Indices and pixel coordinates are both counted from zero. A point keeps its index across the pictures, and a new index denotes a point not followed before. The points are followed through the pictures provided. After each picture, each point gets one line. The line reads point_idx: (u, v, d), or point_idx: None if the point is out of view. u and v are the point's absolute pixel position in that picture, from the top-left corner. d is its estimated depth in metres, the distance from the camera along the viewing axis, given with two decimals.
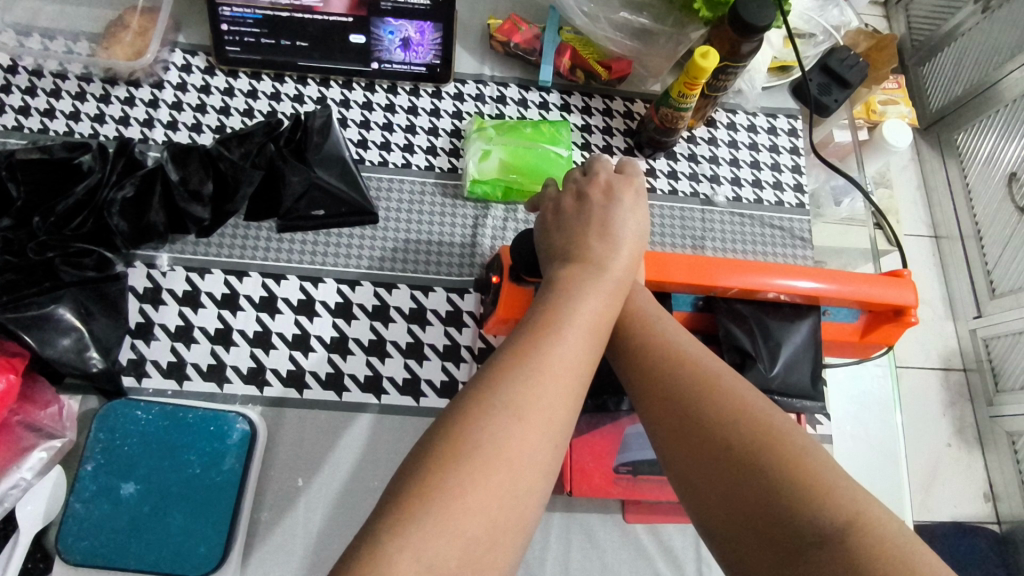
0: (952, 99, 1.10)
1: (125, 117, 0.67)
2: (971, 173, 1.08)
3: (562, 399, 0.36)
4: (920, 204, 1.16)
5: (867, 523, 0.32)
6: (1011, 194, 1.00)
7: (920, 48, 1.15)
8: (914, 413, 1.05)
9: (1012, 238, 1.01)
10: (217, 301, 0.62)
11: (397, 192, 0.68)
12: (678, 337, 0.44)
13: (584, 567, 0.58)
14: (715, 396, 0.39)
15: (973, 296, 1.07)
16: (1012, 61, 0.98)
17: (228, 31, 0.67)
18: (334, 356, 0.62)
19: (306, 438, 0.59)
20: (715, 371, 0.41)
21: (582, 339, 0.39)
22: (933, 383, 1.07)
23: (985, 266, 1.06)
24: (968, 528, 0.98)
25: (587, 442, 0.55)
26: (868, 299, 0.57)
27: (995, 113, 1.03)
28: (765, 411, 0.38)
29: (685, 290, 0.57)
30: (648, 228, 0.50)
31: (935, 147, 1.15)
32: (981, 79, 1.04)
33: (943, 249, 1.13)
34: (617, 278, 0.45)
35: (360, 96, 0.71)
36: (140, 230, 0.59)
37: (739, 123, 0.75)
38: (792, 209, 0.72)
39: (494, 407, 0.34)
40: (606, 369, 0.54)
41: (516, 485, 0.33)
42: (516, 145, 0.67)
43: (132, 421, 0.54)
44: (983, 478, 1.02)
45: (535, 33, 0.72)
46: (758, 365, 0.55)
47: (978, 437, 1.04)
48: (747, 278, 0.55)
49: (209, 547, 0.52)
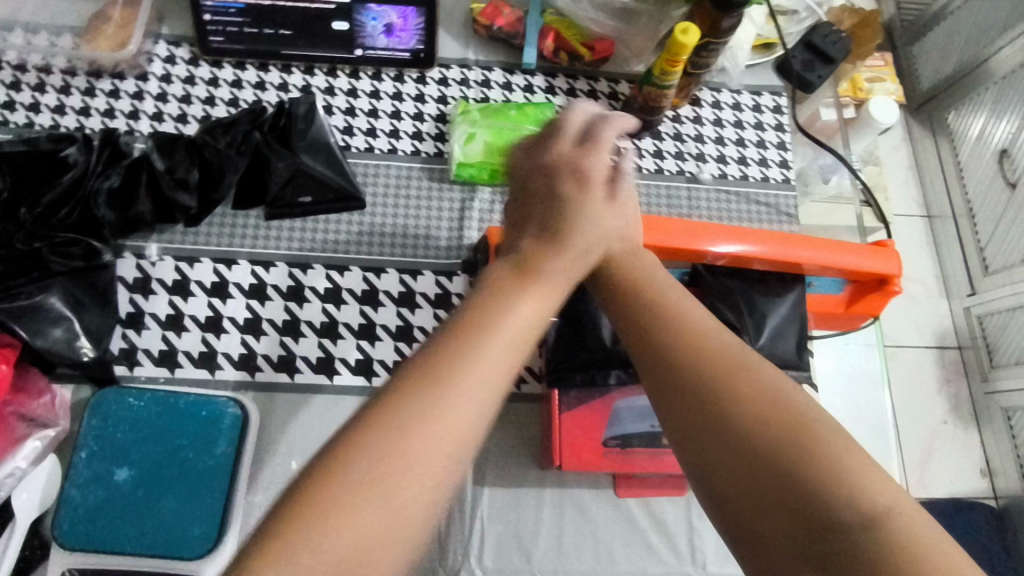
0: (943, 78, 1.10)
1: (110, 110, 0.67)
2: (963, 151, 1.09)
3: (479, 411, 0.31)
4: (912, 183, 1.15)
5: (887, 510, 0.29)
6: (1002, 170, 1.01)
7: (909, 28, 1.16)
8: (904, 392, 1.03)
9: (1004, 214, 1.01)
10: (206, 289, 0.63)
11: (384, 177, 0.68)
12: (658, 292, 0.39)
13: (577, 541, 0.59)
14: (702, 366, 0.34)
15: (967, 275, 1.06)
16: (1002, 37, 0.99)
17: (211, 21, 0.68)
18: (324, 341, 0.62)
19: (299, 421, 0.60)
20: (698, 329, 0.36)
21: (513, 343, 0.34)
22: (927, 361, 1.05)
23: (978, 243, 1.06)
24: (966, 504, 0.96)
25: (576, 417, 0.55)
26: (856, 269, 0.57)
27: (985, 91, 1.04)
28: (754, 374, 0.34)
29: (679, 257, 0.56)
30: (610, 213, 0.44)
31: (925, 126, 1.15)
32: (971, 58, 1.04)
33: (937, 228, 1.12)
34: (564, 274, 0.40)
35: (345, 83, 0.71)
36: (128, 219, 0.59)
37: (723, 101, 0.75)
38: (778, 185, 0.72)
39: (406, 411, 0.30)
40: (594, 344, 0.55)
41: (412, 506, 0.28)
42: (502, 128, 0.68)
43: (124, 408, 0.55)
44: (980, 454, 1.01)
45: (518, 16, 0.72)
46: (743, 337, 0.56)
47: (973, 414, 1.03)
48: (739, 248, 0.56)
49: (205, 528, 0.53)
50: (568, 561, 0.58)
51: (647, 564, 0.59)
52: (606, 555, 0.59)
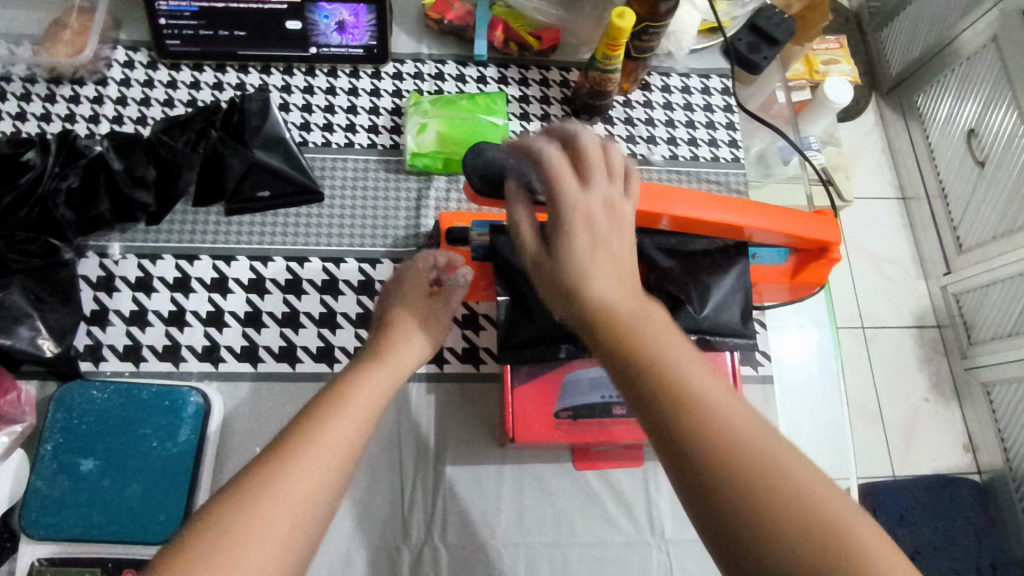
0: (910, 61, 1.12)
1: (71, 115, 0.69)
2: (932, 132, 1.09)
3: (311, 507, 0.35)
4: (886, 167, 1.16)
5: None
6: (971, 150, 1.00)
7: (875, 15, 1.20)
8: (888, 371, 1.05)
9: (974, 194, 1.01)
10: (170, 284, 0.64)
11: (342, 170, 0.70)
12: (672, 342, 0.36)
13: (538, 514, 0.61)
14: (720, 436, 0.31)
15: (942, 253, 1.07)
16: (964, 19, 1.00)
17: (167, 26, 0.69)
18: (286, 330, 0.64)
19: (261, 408, 0.61)
20: (716, 399, 0.33)
21: (346, 444, 0.38)
22: (908, 341, 1.06)
23: (951, 221, 1.05)
24: (950, 479, 0.98)
25: (528, 392, 0.57)
26: (800, 235, 0.59)
27: (952, 70, 1.04)
28: (778, 458, 0.31)
29: (637, 218, 0.57)
30: (432, 329, 0.54)
31: (895, 111, 1.17)
32: (940, 36, 1.05)
33: (911, 210, 1.13)
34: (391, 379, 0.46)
35: (301, 81, 0.73)
36: (87, 219, 0.61)
37: (673, 85, 0.77)
38: (727, 164, 0.74)
39: (241, 514, 0.33)
40: (544, 321, 0.56)
41: None
42: (453, 117, 0.69)
43: (88, 401, 0.56)
44: (962, 433, 1.01)
45: (468, 10, 0.74)
46: (688, 308, 0.58)
47: (956, 394, 1.03)
48: (692, 212, 0.57)
49: (169, 515, 0.55)
50: (529, 533, 0.60)
51: (605, 533, 0.61)
52: (566, 526, 0.61)
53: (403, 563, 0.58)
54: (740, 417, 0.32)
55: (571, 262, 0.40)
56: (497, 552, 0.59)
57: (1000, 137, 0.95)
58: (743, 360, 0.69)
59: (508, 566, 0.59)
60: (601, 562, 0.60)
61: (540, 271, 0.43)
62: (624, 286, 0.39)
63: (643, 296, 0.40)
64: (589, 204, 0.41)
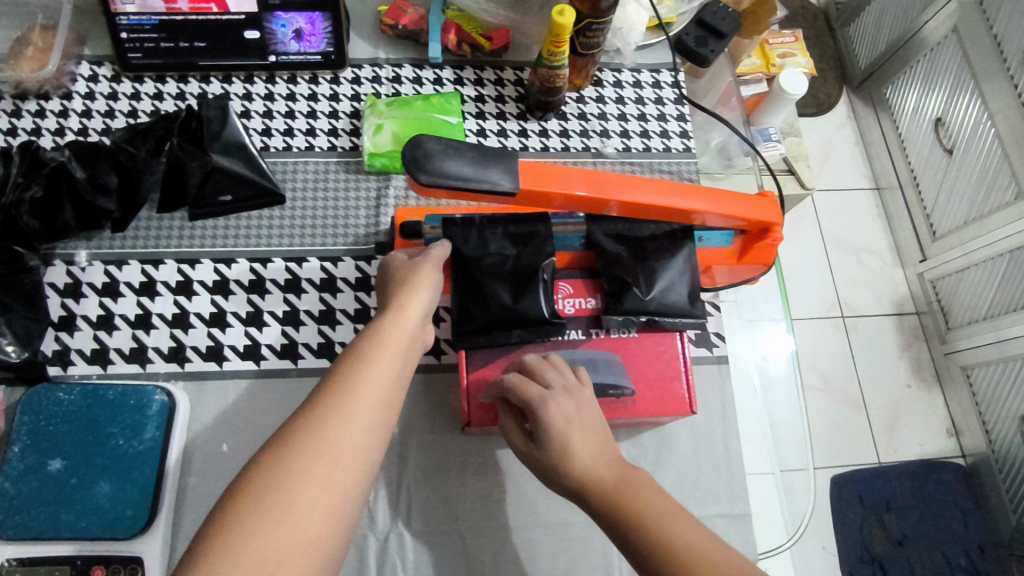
0: (879, 55, 1.46)
1: (37, 128, 0.71)
2: (903, 125, 1.42)
3: (334, 476, 0.42)
4: (862, 158, 1.52)
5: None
6: (939, 137, 1.31)
7: (844, 13, 1.59)
8: (880, 357, 1.35)
9: (943, 178, 1.32)
10: (136, 289, 0.66)
11: (303, 173, 0.72)
12: (653, 492, 0.48)
13: (501, 498, 0.63)
14: (692, 555, 0.43)
15: (918, 241, 1.39)
16: (925, 14, 1.31)
17: (128, 39, 0.71)
18: (250, 329, 0.66)
19: (226, 405, 0.63)
20: (665, 517, 0.46)
21: (362, 419, 0.45)
22: (889, 328, 1.37)
23: (924, 209, 1.37)
24: (934, 464, 1.27)
25: (483, 375, 0.59)
26: (746, 218, 0.61)
27: (917, 63, 1.36)
28: (712, 557, 0.43)
29: (585, 205, 0.57)
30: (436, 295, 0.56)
31: (867, 104, 1.53)
32: (904, 32, 1.37)
33: (886, 198, 1.48)
34: (402, 349, 0.50)
35: (262, 88, 0.75)
36: (52, 227, 0.64)
37: (624, 80, 0.79)
38: (679, 154, 0.76)
39: (275, 479, 0.40)
40: (496, 308, 0.58)
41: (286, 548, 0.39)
42: (407, 117, 0.72)
43: (55, 403, 0.58)
44: (946, 416, 1.31)
45: (421, 14, 0.77)
46: (635, 290, 0.60)
47: (937, 376, 1.34)
48: (638, 196, 0.57)
49: (137, 510, 0.56)
50: (494, 517, 0.62)
51: (568, 514, 0.62)
52: (529, 508, 0.62)
53: (369, 552, 0.59)
54: (703, 537, 0.45)
55: (555, 430, 0.51)
56: (462, 538, 0.61)
57: (964, 130, 1.25)
58: (699, 342, 0.71)
59: (472, 550, 0.60)
60: (564, 542, 0.61)
61: (536, 463, 0.53)
62: (601, 455, 0.51)
63: (622, 462, 0.51)
64: (558, 404, 0.52)
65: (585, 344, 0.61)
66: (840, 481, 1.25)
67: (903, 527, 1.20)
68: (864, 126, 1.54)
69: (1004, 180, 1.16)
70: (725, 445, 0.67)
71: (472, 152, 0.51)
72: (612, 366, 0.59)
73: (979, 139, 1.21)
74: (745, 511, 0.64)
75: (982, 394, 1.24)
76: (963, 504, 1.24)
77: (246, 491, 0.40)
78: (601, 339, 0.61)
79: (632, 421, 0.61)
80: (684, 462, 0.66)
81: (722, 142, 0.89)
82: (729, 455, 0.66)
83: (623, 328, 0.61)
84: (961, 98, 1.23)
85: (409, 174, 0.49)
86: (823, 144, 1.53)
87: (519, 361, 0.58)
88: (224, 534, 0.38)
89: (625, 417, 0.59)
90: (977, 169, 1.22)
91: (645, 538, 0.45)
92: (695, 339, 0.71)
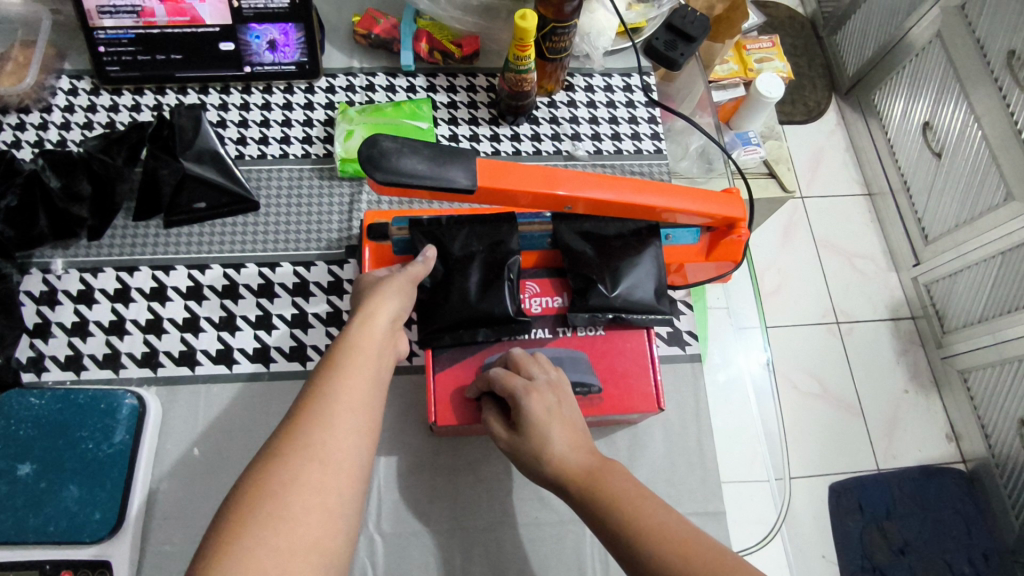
0: (866, 61, 1.47)
1: (17, 141, 0.72)
2: (891, 130, 1.43)
3: (330, 479, 0.43)
4: (852, 164, 1.53)
5: (708, 552, 0.44)
6: (928, 141, 1.31)
7: (830, 20, 1.60)
8: (875, 361, 1.34)
9: (933, 182, 1.32)
10: (111, 296, 0.66)
11: (276, 179, 0.73)
12: (610, 462, 0.51)
13: (472, 498, 0.62)
14: (626, 500, 0.47)
15: (911, 246, 1.39)
16: (909, 20, 1.32)
17: (106, 52, 0.72)
18: (223, 333, 0.66)
19: (197, 409, 0.63)
20: (610, 474, 0.50)
21: (349, 423, 0.46)
22: (885, 333, 1.37)
23: (915, 214, 1.37)
24: (934, 469, 1.25)
25: (450, 375, 0.59)
26: (710, 214, 0.62)
27: (903, 68, 1.37)
28: (640, 502, 0.47)
29: (546, 203, 0.58)
30: (411, 301, 0.57)
31: (856, 110, 1.54)
32: (890, 38, 1.38)
33: (878, 203, 1.48)
34: (378, 356, 0.51)
35: (238, 98, 0.76)
36: (28, 236, 0.65)
37: (596, 85, 0.81)
38: (650, 155, 0.77)
39: (272, 488, 0.42)
40: (461, 308, 0.59)
41: (295, 551, 0.40)
42: (377, 124, 0.73)
43: (26, 408, 0.59)
44: (945, 421, 1.30)
45: (394, 24, 0.78)
46: (600, 287, 0.61)
47: (934, 381, 1.33)
48: (599, 193, 0.58)
49: (105, 513, 0.56)
50: (465, 518, 0.61)
51: (539, 514, 0.62)
52: (500, 508, 0.62)
53: None
54: (639, 491, 0.48)
55: (533, 420, 0.52)
56: (432, 540, 0.60)
57: (951, 133, 1.25)
58: (671, 341, 0.71)
59: (443, 550, 0.60)
60: (537, 542, 0.61)
61: (516, 454, 0.53)
62: (581, 448, 0.51)
63: (599, 455, 0.52)
64: (540, 394, 0.53)
65: (552, 343, 0.62)
66: (839, 488, 1.23)
67: (905, 534, 1.19)
68: (854, 133, 1.54)
69: (993, 181, 1.15)
70: (699, 444, 0.66)
71: (427, 151, 0.52)
72: (580, 363, 0.59)
73: (967, 142, 1.21)
74: (720, 509, 0.64)
75: (980, 398, 1.23)
76: (966, 511, 1.22)
77: (245, 500, 0.41)
78: (568, 337, 0.61)
79: (601, 419, 0.61)
80: (658, 462, 0.65)
81: (701, 146, 0.90)
82: (703, 452, 0.66)
83: (590, 326, 0.61)
84: (947, 103, 1.24)
85: (365, 173, 0.50)
86: (813, 150, 1.54)
87: (503, 355, 0.58)
88: (224, 549, 0.39)
89: (596, 415, 0.59)
90: (965, 172, 1.22)
91: (602, 500, 0.48)
92: (668, 337, 0.72)
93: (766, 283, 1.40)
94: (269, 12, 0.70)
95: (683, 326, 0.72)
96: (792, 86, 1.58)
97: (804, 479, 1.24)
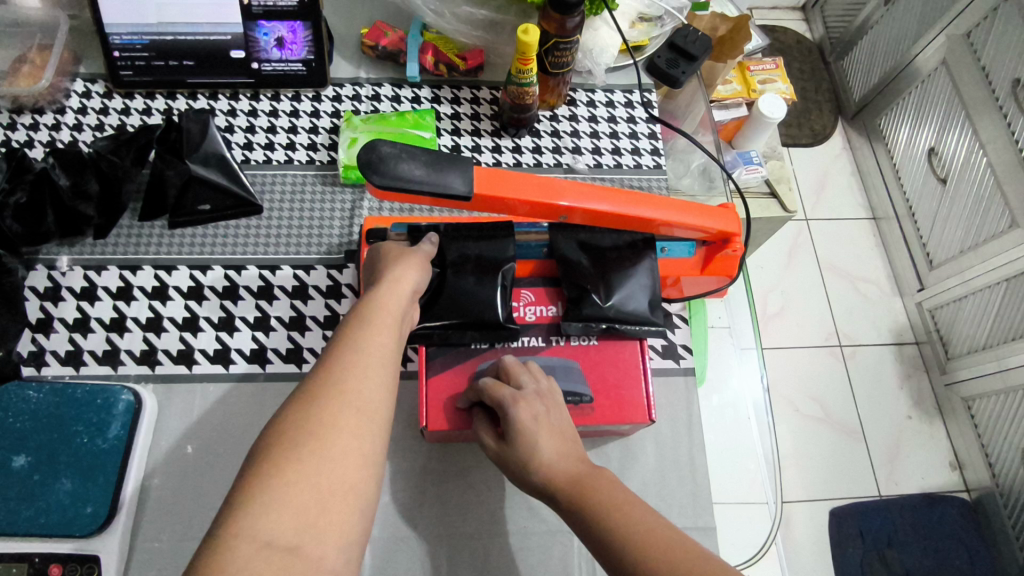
0: (871, 87, 1.49)
1: (30, 140, 0.74)
2: (896, 154, 1.44)
3: (362, 426, 0.43)
4: (857, 186, 1.53)
5: (686, 557, 0.44)
6: (933, 166, 1.32)
7: (835, 45, 1.63)
8: (878, 385, 1.33)
9: (938, 206, 1.33)
10: (113, 294, 0.67)
11: (280, 185, 0.74)
12: (594, 468, 0.51)
13: (460, 506, 0.62)
14: (607, 505, 0.48)
15: (915, 273, 1.38)
16: (915, 46, 1.34)
17: (120, 58, 0.74)
18: (221, 334, 0.67)
19: (192, 407, 0.64)
20: (592, 479, 0.50)
21: (379, 375, 0.46)
22: (889, 358, 1.36)
23: (920, 239, 1.37)
24: (937, 497, 1.24)
25: (442, 380, 0.59)
26: (707, 228, 0.62)
27: (908, 93, 1.38)
28: (619, 507, 0.47)
29: (540, 212, 0.58)
30: (427, 274, 0.58)
31: (861, 133, 1.55)
32: (896, 64, 1.40)
33: (882, 227, 1.48)
34: (401, 319, 0.52)
35: (246, 105, 0.78)
36: (35, 232, 0.66)
37: (597, 100, 0.82)
38: (650, 170, 0.78)
39: (305, 433, 0.42)
40: (456, 313, 0.60)
41: (329, 493, 0.40)
42: (380, 132, 0.75)
43: (24, 400, 0.59)
44: (949, 450, 1.28)
45: (400, 36, 0.80)
46: (594, 297, 0.62)
47: (938, 408, 1.32)
48: (594, 203, 0.58)
49: (96, 507, 0.57)
50: (452, 525, 0.61)
51: (528, 523, 0.62)
52: (489, 516, 0.62)
53: None
54: (618, 495, 0.49)
55: (521, 424, 0.52)
56: (420, 545, 0.60)
57: (956, 159, 1.25)
58: (665, 354, 0.71)
59: (429, 557, 0.60)
60: (525, 551, 0.61)
61: (505, 463, 0.54)
62: (568, 455, 0.52)
63: (587, 462, 0.52)
64: (527, 402, 0.53)
65: (545, 351, 0.62)
66: (840, 513, 1.22)
67: (907, 564, 1.17)
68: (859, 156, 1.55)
69: (998, 209, 1.15)
70: (691, 457, 0.66)
71: (425, 156, 0.53)
72: (572, 373, 0.59)
73: (971, 168, 1.22)
74: (711, 524, 0.63)
75: (984, 427, 1.22)
76: (969, 541, 1.20)
77: (277, 444, 0.41)
78: (561, 346, 0.62)
79: (592, 429, 0.61)
80: (648, 476, 0.65)
81: (703, 165, 0.90)
82: (694, 467, 0.66)
83: (584, 335, 0.62)
84: (953, 130, 1.25)
85: (364, 178, 0.51)
86: (817, 173, 1.54)
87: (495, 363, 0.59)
88: (262, 487, 0.39)
89: (587, 425, 0.59)
90: (970, 198, 1.23)
91: (584, 506, 0.48)
92: (662, 351, 0.72)
93: (769, 305, 1.40)
94: (279, 8, 0.71)
95: (678, 340, 0.72)
96: (797, 109, 1.59)
97: (804, 502, 1.23)
